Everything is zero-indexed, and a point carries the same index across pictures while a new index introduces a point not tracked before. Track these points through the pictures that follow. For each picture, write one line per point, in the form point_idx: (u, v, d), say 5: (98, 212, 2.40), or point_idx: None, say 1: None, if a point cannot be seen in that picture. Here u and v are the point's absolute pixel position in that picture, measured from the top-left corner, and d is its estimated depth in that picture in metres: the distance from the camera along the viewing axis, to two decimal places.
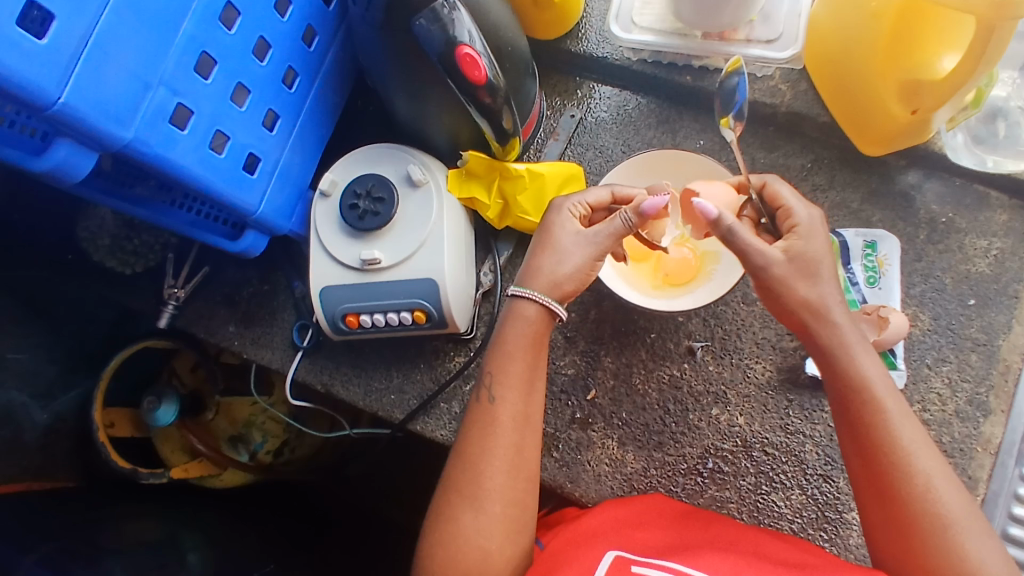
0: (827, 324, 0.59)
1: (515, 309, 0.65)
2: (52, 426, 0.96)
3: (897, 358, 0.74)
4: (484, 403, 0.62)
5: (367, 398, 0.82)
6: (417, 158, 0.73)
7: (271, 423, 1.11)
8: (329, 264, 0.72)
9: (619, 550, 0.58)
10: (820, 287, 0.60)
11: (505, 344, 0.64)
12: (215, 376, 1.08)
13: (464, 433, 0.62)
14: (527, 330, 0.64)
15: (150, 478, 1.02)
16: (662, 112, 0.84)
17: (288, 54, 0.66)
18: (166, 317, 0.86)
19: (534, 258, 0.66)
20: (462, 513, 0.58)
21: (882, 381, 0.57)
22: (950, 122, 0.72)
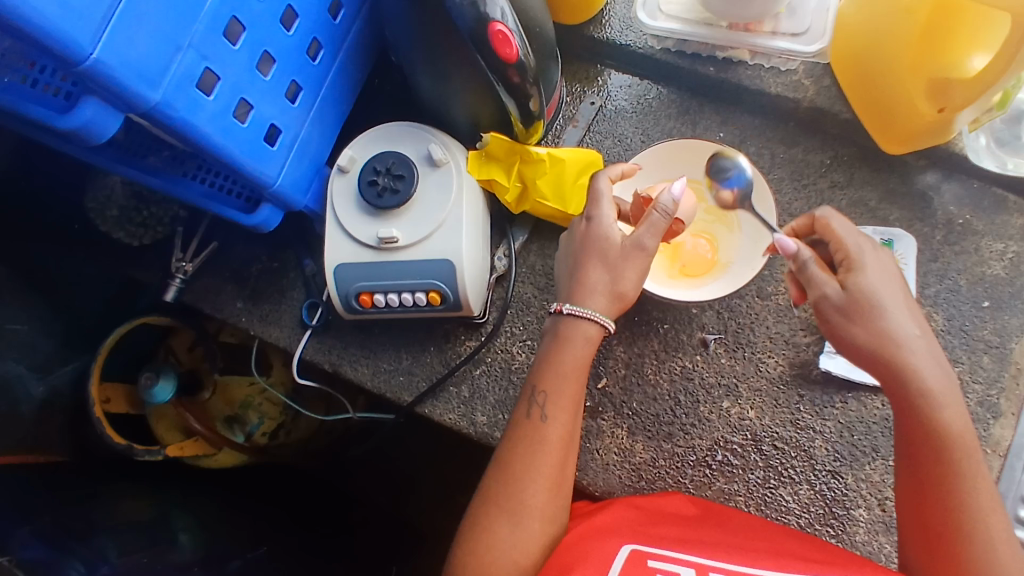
0: (903, 363, 0.56)
1: (560, 327, 0.64)
2: (48, 399, 0.94)
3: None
4: (532, 420, 0.62)
5: (375, 379, 0.81)
6: (438, 137, 0.72)
7: (268, 404, 1.10)
8: (344, 242, 0.71)
9: (634, 542, 0.58)
10: (893, 323, 0.57)
11: (558, 365, 0.63)
12: (214, 355, 1.07)
13: (508, 447, 0.62)
14: (584, 353, 0.63)
15: (144, 455, 1.00)
16: (683, 103, 0.83)
17: (314, 25, 0.65)
18: (173, 291, 0.85)
19: (579, 276, 0.64)
20: (500, 526, 0.58)
21: (960, 427, 0.55)
22: (974, 123, 0.72)
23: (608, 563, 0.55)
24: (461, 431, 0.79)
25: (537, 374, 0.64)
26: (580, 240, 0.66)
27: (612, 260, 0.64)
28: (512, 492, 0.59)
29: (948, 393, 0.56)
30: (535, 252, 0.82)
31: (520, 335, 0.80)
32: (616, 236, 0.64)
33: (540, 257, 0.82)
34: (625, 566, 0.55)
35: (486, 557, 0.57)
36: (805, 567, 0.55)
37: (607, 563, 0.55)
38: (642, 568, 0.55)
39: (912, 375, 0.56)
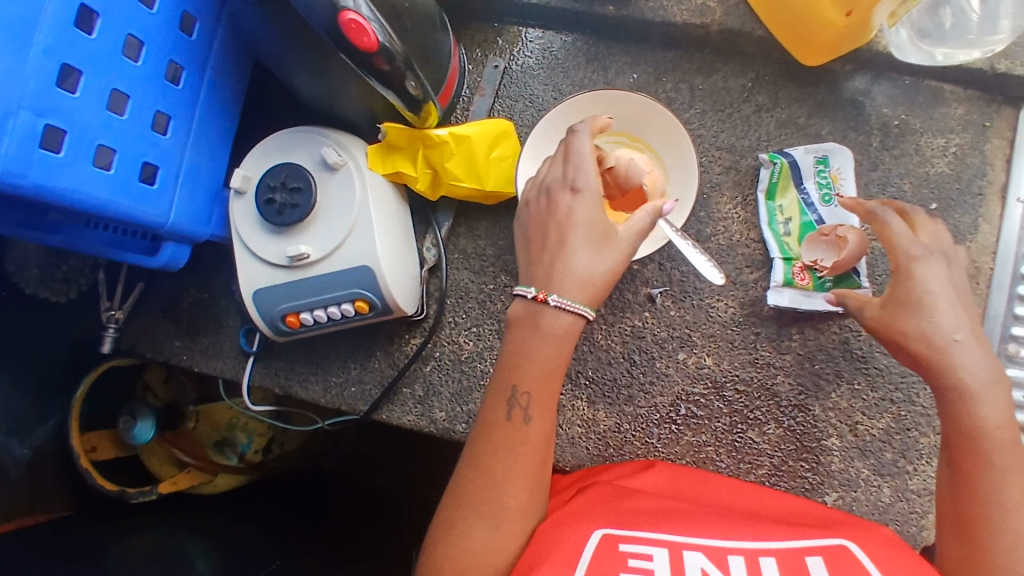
0: (940, 368, 0.54)
1: (541, 319, 0.58)
2: (35, 458, 0.94)
3: (860, 276, 0.71)
4: (514, 422, 0.57)
5: (328, 393, 0.79)
6: (330, 139, 0.68)
7: (254, 422, 1.10)
8: (257, 267, 0.68)
9: (604, 527, 0.54)
10: (937, 323, 0.54)
11: (539, 363, 0.58)
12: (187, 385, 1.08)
13: (487, 447, 0.57)
14: (565, 348, 0.58)
15: (139, 497, 1.00)
16: (591, 49, 0.78)
17: (166, 47, 0.60)
18: (108, 341, 0.82)
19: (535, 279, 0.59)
20: (477, 527, 0.55)
21: (999, 429, 0.52)
22: (892, 17, 0.67)
23: (579, 548, 0.52)
24: (422, 430, 0.77)
25: (514, 371, 0.58)
26: (563, 216, 0.59)
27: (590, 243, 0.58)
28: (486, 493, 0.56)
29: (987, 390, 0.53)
30: (465, 235, 0.79)
31: (465, 323, 0.78)
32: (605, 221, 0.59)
33: (470, 239, 0.78)
34: (597, 551, 0.52)
35: (453, 557, 0.55)
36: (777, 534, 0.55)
37: (577, 550, 0.52)
38: (613, 552, 0.52)
39: (948, 376, 0.54)
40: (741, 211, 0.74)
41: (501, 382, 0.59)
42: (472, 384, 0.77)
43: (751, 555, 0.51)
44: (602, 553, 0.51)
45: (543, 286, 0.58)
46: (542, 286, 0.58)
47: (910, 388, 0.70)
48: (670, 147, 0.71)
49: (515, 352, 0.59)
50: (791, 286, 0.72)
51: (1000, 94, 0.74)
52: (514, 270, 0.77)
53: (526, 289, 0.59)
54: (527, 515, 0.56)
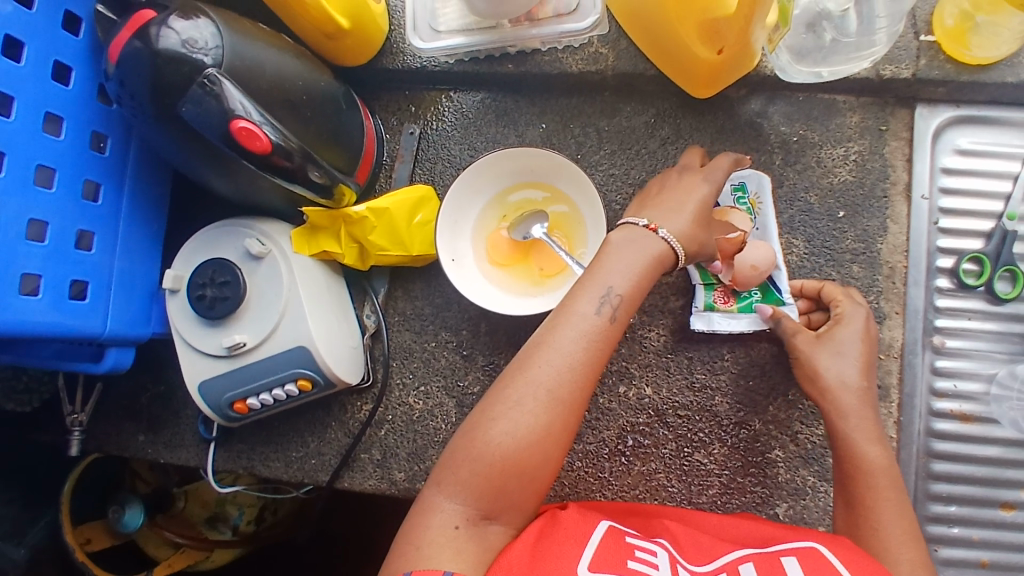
0: (838, 409, 0.64)
1: (645, 241, 0.61)
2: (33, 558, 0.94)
3: (782, 293, 0.73)
4: (604, 318, 0.59)
5: (290, 469, 0.81)
6: (253, 230, 0.71)
7: (243, 495, 1.08)
8: (199, 360, 0.71)
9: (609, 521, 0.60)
10: (839, 371, 0.65)
11: (635, 269, 0.60)
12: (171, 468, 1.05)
13: (550, 334, 0.59)
14: (646, 266, 0.61)
15: None
16: (499, 105, 0.82)
17: (79, 170, 0.64)
18: (74, 445, 0.84)
19: (624, 236, 0.62)
20: (506, 417, 0.57)
21: (879, 461, 0.61)
22: (771, 42, 0.70)
23: (587, 534, 0.57)
24: (384, 492, 0.79)
25: (613, 273, 0.60)
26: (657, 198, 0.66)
27: (700, 214, 0.64)
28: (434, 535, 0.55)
29: (859, 418, 0.63)
30: (402, 298, 0.81)
31: (412, 383, 0.80)
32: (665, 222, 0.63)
33: (408, 301, 0.81)
34: (604, 539, 0.57)
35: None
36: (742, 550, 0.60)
37: (586, 534, 0.57)
38: (620, 543, 0.57)
39: (842, 419, 0.64)
40: None
41: (602, 276, 0.60)
42: (426, 441, 0.79)
43: (732, 566, 0.57)
44: (609, 541, 0.57)
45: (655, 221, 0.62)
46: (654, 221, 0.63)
47: None
48: (582, 195, 0.74)
49: (630, 253, 0.61)
50: (717, 310, 0.74)
51: (891, 97, 0.76)
52: (453, 326, 0.80)
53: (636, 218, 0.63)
54: (487, 517, 0.56)
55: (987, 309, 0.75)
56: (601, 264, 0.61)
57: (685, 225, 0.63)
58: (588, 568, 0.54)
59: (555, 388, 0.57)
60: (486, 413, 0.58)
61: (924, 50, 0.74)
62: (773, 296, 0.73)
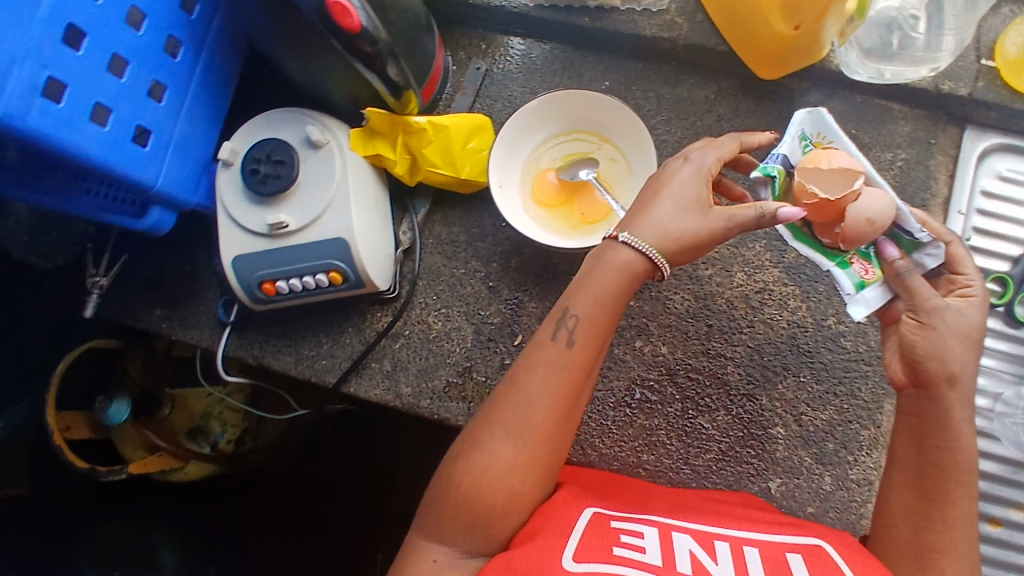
0: (949, 398, 0.59)
1: (610, 253, 0.60)
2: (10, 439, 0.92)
3: (914, 233, 0.61)
4: (561, 343, 0.59)
5: (299, 365, 0.82)
6: (315, 119, 0.73)
7: (228, 412, 1.10)
8: (238, 233, 0.72)
9: (596, 508, 0.60)
10: (961, 355, 0.58)
11: (597, 289, 0.60)
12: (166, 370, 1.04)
13: (522, 367, 0.60)
14: (617, 281, 0.60)
15: (108, 476, 0.99)
16: (567, 57, 0.84)
17: (166, 23, 0.66)
18: (91, 307, 0.85)
19: (599, 260, 0.60)
20: (480, 453, 0.58)
21: (967, 451, 0.58)
22: (843, 36, 0.74)
23: (573, 522, 0.57)
24: (387, 404, 0.80)
25: (572, 295, 0.60)
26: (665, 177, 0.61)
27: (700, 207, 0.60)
28: (420, 547, 0.58)
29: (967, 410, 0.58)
30: (440, 222, 0.82)
31: (435, 305, 0.81)
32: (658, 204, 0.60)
33: (445, 226, 0.82)
34: (590, 525, 0.57)
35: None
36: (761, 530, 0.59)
37: (571, 521, 0.57)
38: (606, 530, 0.56)
39: (950, 408, 0.59)
40: None
41: (564, 303, 0.61)
42: (439, 362, 0.80)
43: (737, 544, 0.56)
44: (594, 527, 0.56)
45: (618, 226, 0.60)
46: (618, 226, 0.60)
47: (851, 382, 0.74)
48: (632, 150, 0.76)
49: (582, 284, 0.60)
50: (872, 284, 0.62)
51: (943, 114, 0.79)
52: (484, 258, 0.81)
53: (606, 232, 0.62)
54: (470, 549, 0.57)
55: (1001, 329, 0.77)
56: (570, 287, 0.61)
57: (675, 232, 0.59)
58: (571, 554, 0.53)
59: (521, 421, 0.58)
60: (459, 455, 0.59)
61: (983, 74, 0.77)
62: (906, 240, 0.62)
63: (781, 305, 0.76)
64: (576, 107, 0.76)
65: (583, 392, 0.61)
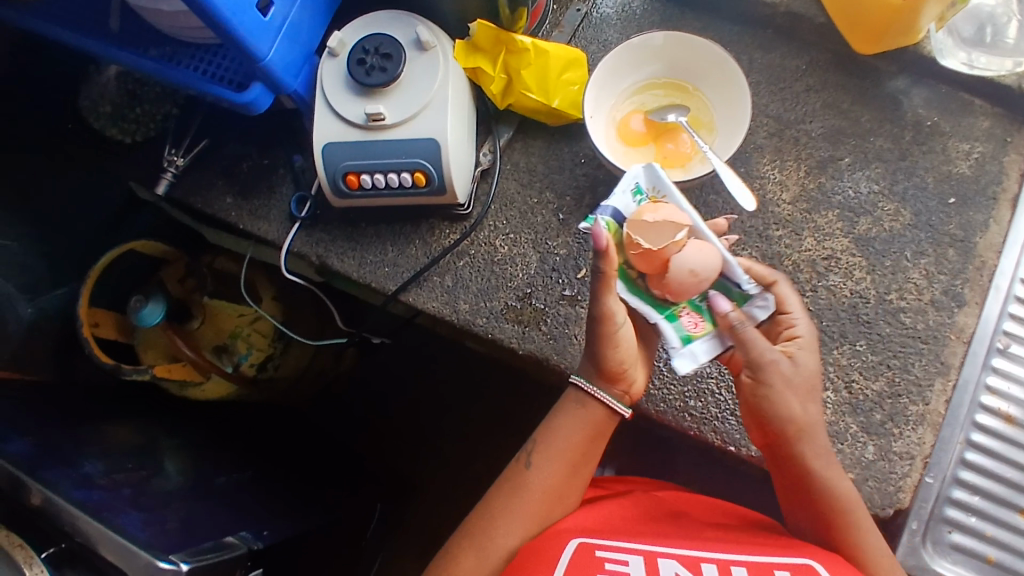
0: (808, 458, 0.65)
1: (574, 395, 0.72)
2: (35, 321, 1.05)
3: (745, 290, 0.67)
4: (525, 466, 0.70)
5: (362, 270, 0.83)
6: (425, 23, 0.74)
7: (256, 336, 1.16)
8: (332, 121, 0.74)
9: (582, 538, 0.63)
10: (809, 410, 0.66)
11: (565, 441, 0.70)
12: (202, 279, 1.14)
13: (495, 494, 0.69)
14: (580, 428, 0.71)
15: (129, 375, 1.06)
16: (666, 12, 0.86)
17: None
18: (164, 184, 0.87)
19: (577, 412, 0.71)
20: (466, 556, 0.66)
21: (849, 492, 0.65)
22: (940, 21, 0.78)
23: (559, 554, 0.61)
24: (443, 318, 0.81)
25: (543, 434, 0.71)
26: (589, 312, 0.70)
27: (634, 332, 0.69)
28: None
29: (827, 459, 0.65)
30: (520, 150, 0.84)
31: (504, 229, 0.82)
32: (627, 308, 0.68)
33: (525, 154, 0.83)
34: (575, 557, 0.61)
35: None
36: (755, 549, 0.62)
37: (556, 558, 0.61)
38: (590, 557, 0.60)
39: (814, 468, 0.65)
40: (778, 173, 0.80)
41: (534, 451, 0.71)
42: (500, 285, 0.80)
43: (725, 565, 0.60)
44: (579, 560, 0.60)
45: (585, 375, 0.71)
46: (584, 374, 0.71)
47: (906, 358, 0.75)
48: (725, 106, 0.78)
49: (551, 416, 0.72)
50: (700, 336, 0.67)
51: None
52: (559, 191, 0.82)
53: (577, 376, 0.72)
54: None
55: None
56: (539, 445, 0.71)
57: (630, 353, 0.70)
58: None
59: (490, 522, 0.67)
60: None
61: None
62: (736, 293, 0.68)
63: (846, 274, 0.77)
64: (680, 49, 0.78)
65: (571, 498, 0.70)
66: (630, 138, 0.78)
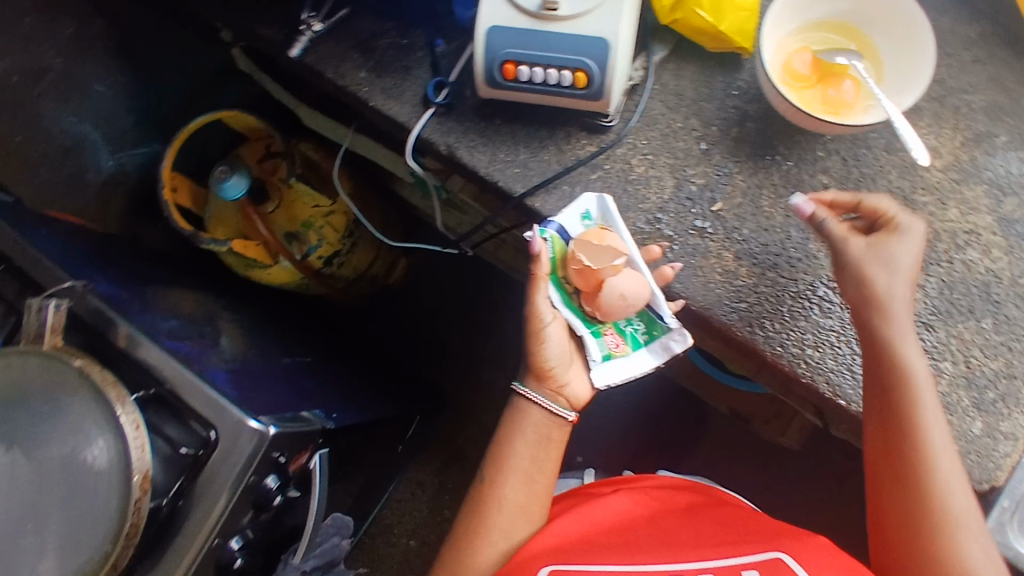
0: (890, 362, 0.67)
1: (526, 409, 0.81)
2: (111, 175, 1.19)
3: (663, 320, 0.75)
4: (491, 484, 0.79)
5: (489, 166, 0.80)
6: None
7: (327, 231, 1.31)
8: (501, 5, 0.72)
9: (553, 564, 0.71)
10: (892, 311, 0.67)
11: (524, 451, 0.80)
12: (293, 162, 1.27)
13: (472, 512, 0.79)
14: (535, 433, 0.81)
15: (208, 244, 1.20)
16: None
17: None
18: (299, 47, 0.85)
19: (516, 419, 0.81)
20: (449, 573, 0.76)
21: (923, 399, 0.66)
22: None
23: None
24: None
25: (503, 452, 0.81)
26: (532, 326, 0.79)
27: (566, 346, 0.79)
28: None
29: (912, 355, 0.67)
30: (671, 72, 0.81)
31: (643, 149, 0.79)
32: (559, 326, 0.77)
33: (675, 77, 0.80)
34: None
35: None
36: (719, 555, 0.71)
37: None
38: None
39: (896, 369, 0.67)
40: (934, 139, 0.78)
41: (495, 463, 0.81)
42: (632, 205, 0.77)
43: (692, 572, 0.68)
44: None
45: (529, 385, 0.81)
46: (529, 384, 0.81)
47: None
48: (897, 61, 0.77)
49: (508, 432, 0.81)
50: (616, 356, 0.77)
51: None
52: (705, 120, 0.79)
53: (521, 386, 0.82)
54: None
55: None
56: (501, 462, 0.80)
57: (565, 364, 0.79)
58: None
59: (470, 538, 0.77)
60: None
61: None
62: (655, 322, 0.75)
63: (984, 251, 0.76)
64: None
65: (535, 506, 0.79)
66: (793, 73, 0.77)
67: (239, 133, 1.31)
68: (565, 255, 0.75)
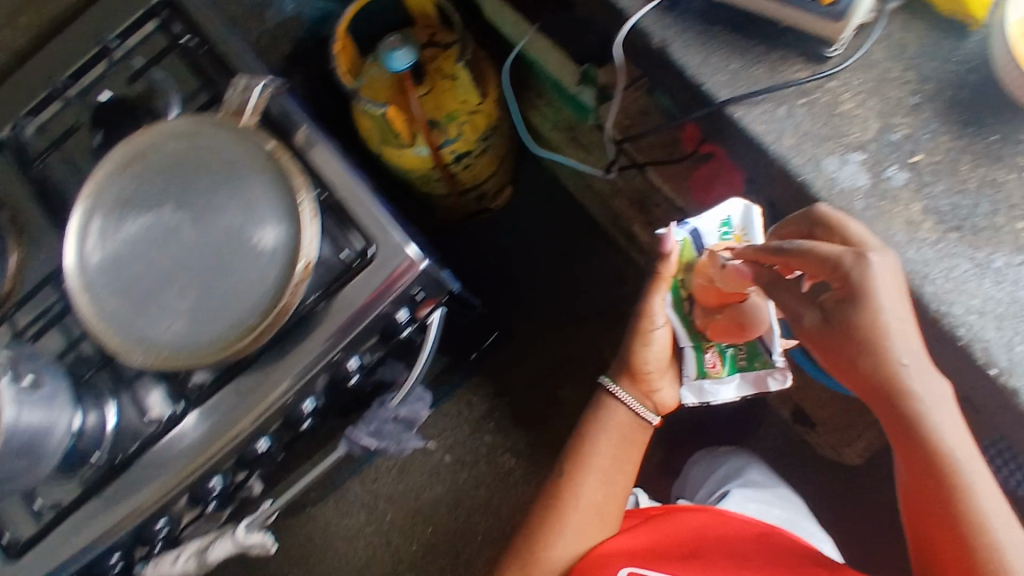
0: (898, 396, 0.75)
1: (610, 405, 1.15)
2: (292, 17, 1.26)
3: (769, 351, 0.96)
4: (573, 481, 1.10)
5: (698, 66, 0.82)
6: None
7: (467, 127, 1.35)
8: None
9: (629, 567, 1.00)
10: (891, 352, 0.74)
11: (604, 454, 1.12)
12: (461, 53, 1.32)
13: (553, 494, 1.10)
14: (612, 432, 1.13)
15: (367, 103, 1.22)
16: None
17: None
18: None
19: (602, 414, 1.15)
20: (541, 549, 1.06)
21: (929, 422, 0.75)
22: None
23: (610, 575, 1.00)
24: (761, 143, 0.79)
25: (586, 455, 1.12)
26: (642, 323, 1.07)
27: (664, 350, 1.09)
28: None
29: (918, 378, 0.74)
30: (897, 25, 0.82)
31: (855, 86, 0.80)
32: (664, 331, 1.06)
33: (902, 29, 0.82)
34: None
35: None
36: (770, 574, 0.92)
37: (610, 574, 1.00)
38: None
39: (902, 404, 0.75)
40: None
41: (582, 463, 1.11)
42: (831, 136, 0.79)
43: None
44: None
45: (612, 381, 1.15)
46: (612, 379, 1.16)
47: None
48: None
49: (585, 444, 1.13)
50: (713, 375, 1.01)
51: None
52: (922, 76, 0.80)
53: (608, 381, 1.16)
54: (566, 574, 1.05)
55: None
56: (583, 466, 1.11)
57: (658, 368, 1.10)
58: None
59: (554, 512, 1.08)
60: (535, 553, 1.07)
61: None
62: (759, 352, 0.97)
63: None
64: None
65: (610, 509, 1.10)
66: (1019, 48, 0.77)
67: (408, 15, 1.36)
68: (691, 260, 1.02)
